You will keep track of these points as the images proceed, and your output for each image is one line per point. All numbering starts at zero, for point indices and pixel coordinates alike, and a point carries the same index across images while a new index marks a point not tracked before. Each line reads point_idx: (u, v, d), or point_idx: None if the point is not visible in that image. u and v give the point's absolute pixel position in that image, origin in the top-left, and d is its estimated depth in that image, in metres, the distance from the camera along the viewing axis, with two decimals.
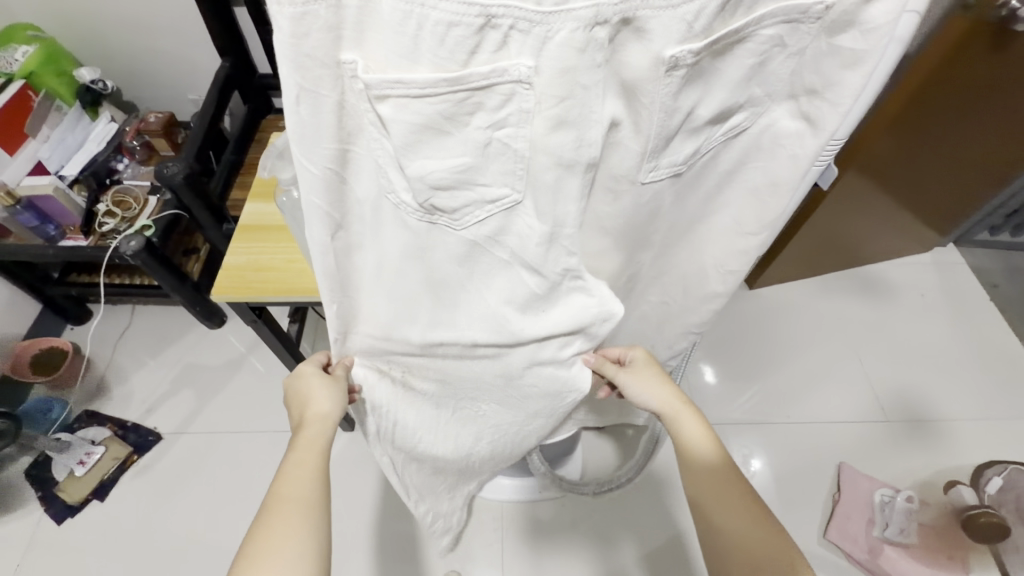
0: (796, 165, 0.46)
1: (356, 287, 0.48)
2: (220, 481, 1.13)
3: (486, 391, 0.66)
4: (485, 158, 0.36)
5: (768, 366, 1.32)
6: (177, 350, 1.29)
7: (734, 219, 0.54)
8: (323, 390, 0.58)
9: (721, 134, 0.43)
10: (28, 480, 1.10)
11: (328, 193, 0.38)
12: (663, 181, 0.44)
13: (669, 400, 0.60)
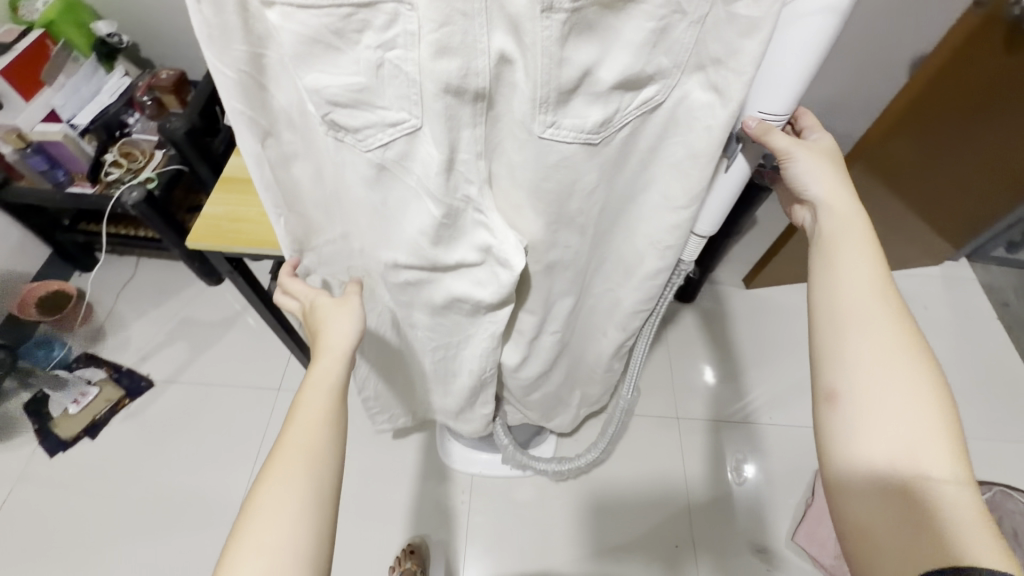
0: (710, 137, 0.47)
1: (296, 198, 0.51)
2: (202, 430, 1.17)
3: (437, 340, 0.67)
4: (379, 80, 0.38)
5: (754, 366, 1.31)
6: (175, 304, 1.33)
7: (661, 194, 0.54)
8: (339, 315, 0.54)
9: (633, 106, 0.44)
10: (26, 414, 1.16)
11: (246, 96, 0.41)
12: (573, 146, 0.44)
13: (856, 213, 0.50)
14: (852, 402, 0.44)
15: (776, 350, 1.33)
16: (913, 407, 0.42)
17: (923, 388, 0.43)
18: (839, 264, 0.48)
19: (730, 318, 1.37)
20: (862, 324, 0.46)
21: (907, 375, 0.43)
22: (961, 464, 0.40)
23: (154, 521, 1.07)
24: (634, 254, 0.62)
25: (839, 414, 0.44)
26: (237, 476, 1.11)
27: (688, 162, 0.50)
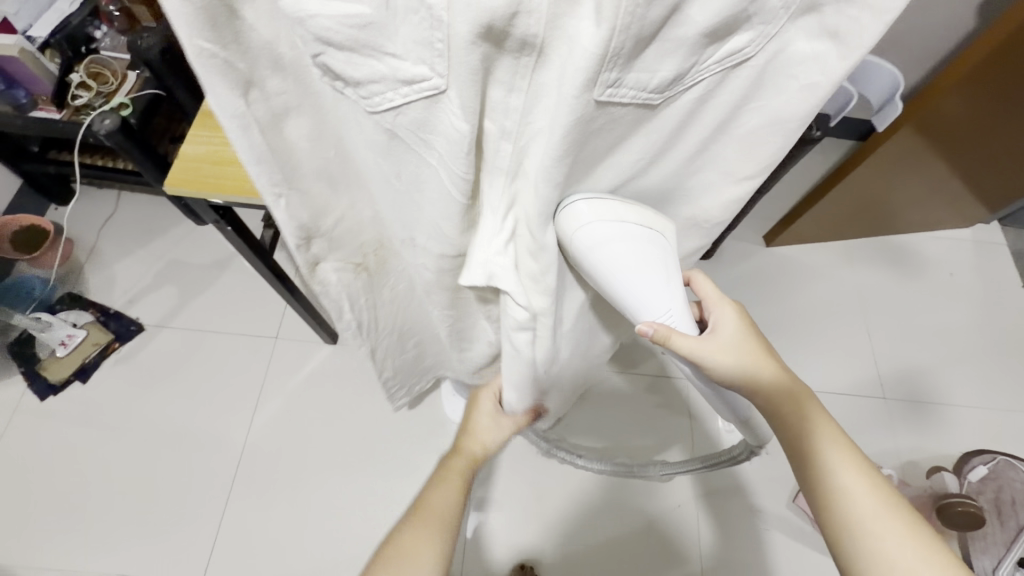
0: (806, 95, 0.42)
1: (295, 172, 0.41)
2: (197, 376, 1.12)
3: (445, 303, 0.59)
4: (391, 15, 0.29)
5: (768, 329, 1.27)
6: (164, 244, 1.25)
7: (720, 165, 0.49)
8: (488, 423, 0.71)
9: (714, 60, 0.36)
10: (12, 355, 1.10)
11: (214, 30, 0.30)
12: (631, 109, 0.36)
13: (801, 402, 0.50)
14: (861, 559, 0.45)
15: (791, 311, 1.29)
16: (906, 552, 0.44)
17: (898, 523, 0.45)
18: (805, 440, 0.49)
19: (743, 275, 1.33)
20: (839, 481, 0.47)
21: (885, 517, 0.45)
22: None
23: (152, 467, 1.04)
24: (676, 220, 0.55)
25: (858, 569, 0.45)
26: (236, 425, 1.08)
27: (763, 130, 0.45)
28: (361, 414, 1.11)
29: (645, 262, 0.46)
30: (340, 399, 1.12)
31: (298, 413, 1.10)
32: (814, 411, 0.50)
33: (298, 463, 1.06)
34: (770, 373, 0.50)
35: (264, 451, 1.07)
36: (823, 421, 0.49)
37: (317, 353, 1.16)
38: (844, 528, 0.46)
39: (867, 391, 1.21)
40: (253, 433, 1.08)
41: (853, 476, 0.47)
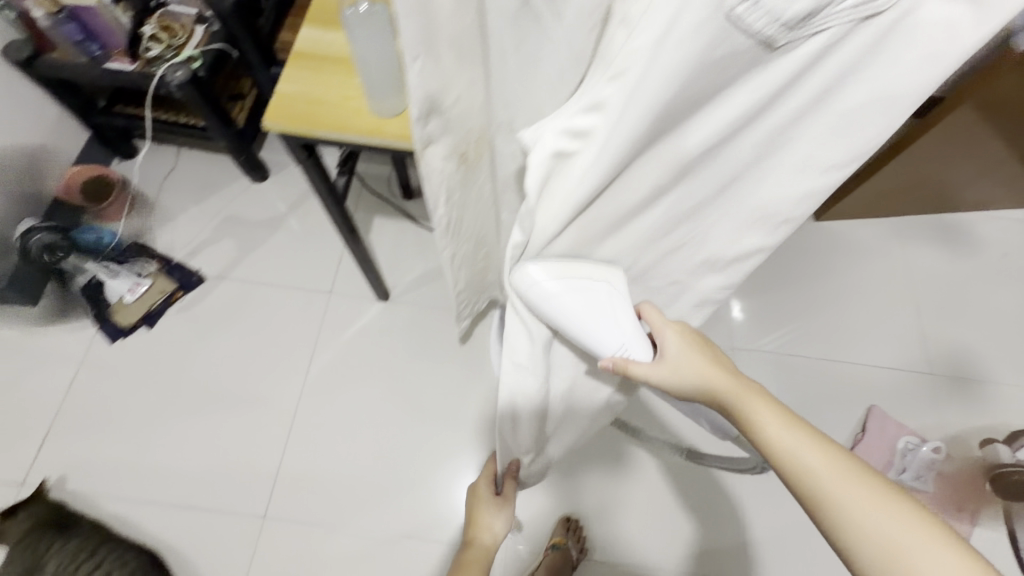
0: (924, 78, 0.35)
1: (435, 40, 0.41)
2: (255, 327, 1.17)
3: (513, 224, 0.63)
4: None
5: (813, 302, 1.27)
6: (221, 200, 1.29)
7: (805, 156, 0.42)
8: (494, 510, 0.81)
9: (846, 7, 0.31)
10: (83, 299, 1.15)
11: None
12: (747, 45, 0.33)
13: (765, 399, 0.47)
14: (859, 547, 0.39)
15: (836, 286, 1.29)
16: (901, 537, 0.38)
17: (883, 504, 0.39)
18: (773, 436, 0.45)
19: (791, 248, 1.32)
20: (806, 474, 0.42)
21: (870, 501, 0.40)
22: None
23: (216, 409, 1.10)
24: (739, 214, 0.49)
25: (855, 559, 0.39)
26: (293, 375, 1.13)
27: (860, 119, 0.39)
28: (411, 368, 1.15)
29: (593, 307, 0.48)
30: (391, 353, 1.16)
31: (352, 366, 1.14)
32: (768, 408, 0.46)
33: (353, 412, 1.11)
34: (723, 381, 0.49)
35: (320, 399, 1.11)
36: (778, 416, 0.45)
37: (369, 308, 1.20)
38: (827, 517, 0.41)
39: (913, 367, 1.20)
40: (309, 383, 1.12)
41: (813, 458, 0.42)
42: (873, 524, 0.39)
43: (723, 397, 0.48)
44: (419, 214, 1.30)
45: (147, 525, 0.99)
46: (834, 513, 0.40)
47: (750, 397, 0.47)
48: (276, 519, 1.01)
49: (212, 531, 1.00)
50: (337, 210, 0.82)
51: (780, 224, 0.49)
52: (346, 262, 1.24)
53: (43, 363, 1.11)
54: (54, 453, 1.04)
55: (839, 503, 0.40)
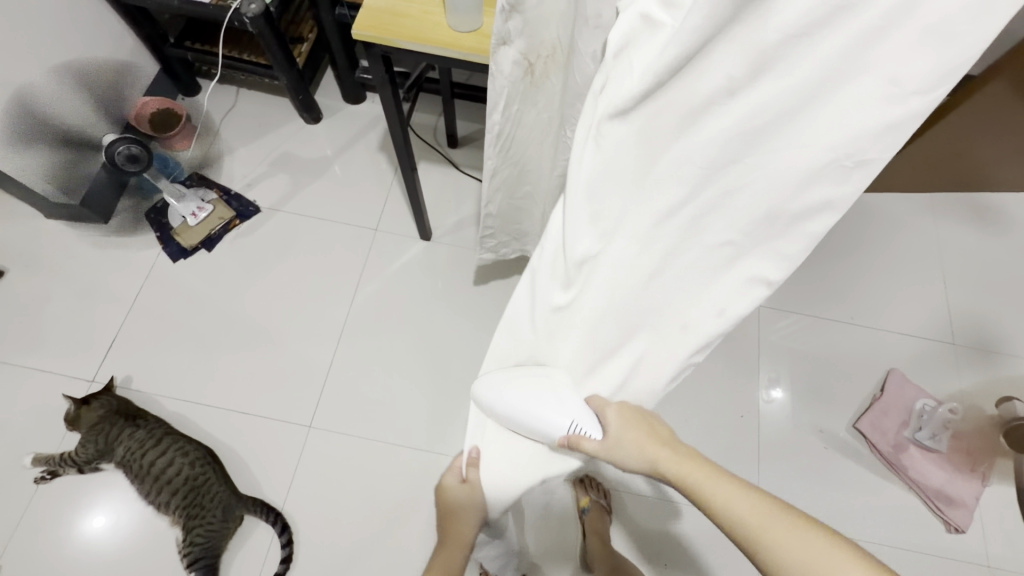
0: None
1: None
2: (305, 257, 1.24)
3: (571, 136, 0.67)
4: None
5: (840, 268, 1.29)
6: (277, 138, 1.36)
7: (886, 75, 0.35)
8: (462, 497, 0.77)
9: None
10: (148, 220, 1.25)
11: None
12: None
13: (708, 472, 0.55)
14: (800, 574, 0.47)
15: (864, 255, 1.31)
16: (811, 557, 0.47)
17: (793, 532, 0.49)
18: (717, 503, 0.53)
19: None
20: (734, 523, 0.51)
21: (784, 531, 0.49)
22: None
23: (267, 328, 1.18)
24: (802, 157, 0.41)
25: None
26: (339, 302, 1.21)
27: (956, 18, 0.31)
28: (448, 304, 1.22)
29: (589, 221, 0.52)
30: (431, 288, 1.23)
31: (393, 298, 1.22)
32: (700, 472, 0.55)
33: (393, 340, 1.18)
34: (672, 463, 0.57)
35: (363, 326, 1.19)
36: (704, 471, 0.55)
37: (412, 246, 1.26)
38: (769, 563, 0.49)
39: (934, 335, 1.23)
40: (353, 310, 1.20)
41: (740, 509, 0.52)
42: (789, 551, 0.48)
43: (663, 463, 0.57)
44: (462, 161, 1.35)
45: (206, 423, 1.09)
46: (745, 532, 0.51)
47: (692, 468, 0.56)
48: (320, 429, 1.10)
49: (262, 435, 1.09)
50: (400, 132, 0.88)
51: (846, 168, 0.40)
52: (391, 202, 1.31)
53: (113, 276, 1.20)
54: (121, 357, 1.14)
55: (770, 543, 0.49)
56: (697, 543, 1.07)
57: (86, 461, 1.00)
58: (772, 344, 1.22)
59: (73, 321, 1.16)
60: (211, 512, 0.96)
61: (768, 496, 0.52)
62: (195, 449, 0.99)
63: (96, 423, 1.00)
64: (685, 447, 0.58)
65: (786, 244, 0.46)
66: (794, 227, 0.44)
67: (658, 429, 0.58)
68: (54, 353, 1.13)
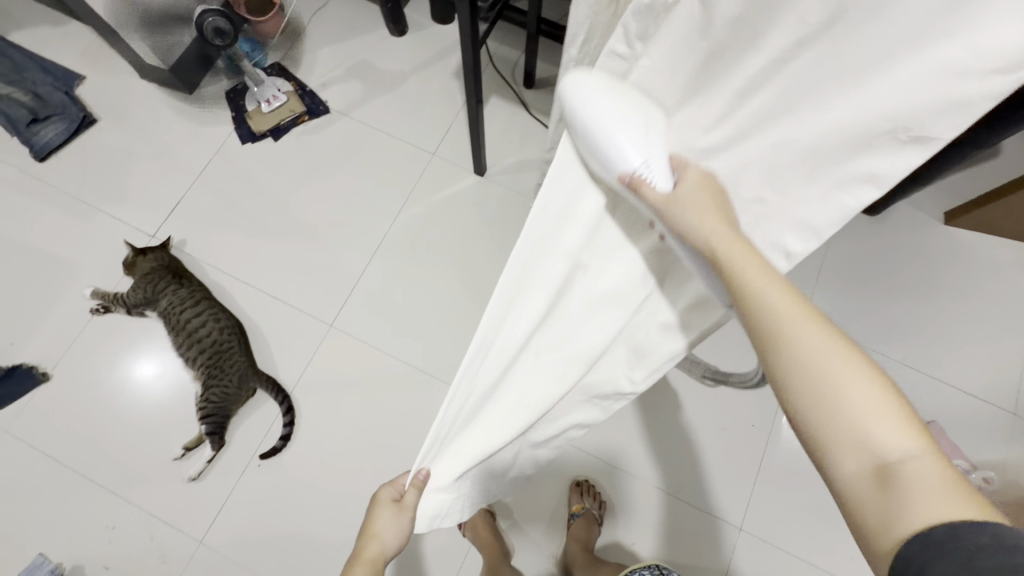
0: None
1: None
2: (361, 166, 1.27)
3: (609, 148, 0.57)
4: None
5: (908, 303, 1.18)
6: (359, 44, 1.36)
7: (975, 42, 0.32)
8: (392, 521, 0.58)
9: None
10: (226, 99, 1.31)
11: None
12: None
13: (784, 288, 0.40)
14: (846, 420, 0.37)
15: (940, 295, 1.18)
16: (864, 392, 0.37)
17: (844, 365, 0.37)
18: (782, 329, 0.39)
19: (907, 248, 1.21)
20: (780, 340, 0.39)
21: (833, 358, 0.38)
22: (910, 426, 0.36)
23: (312, 225, 1.23)
24: (853, 130, 0.38)
25: (841, 436, 0.37)
26: (382, 215, 1.23)
27: None
28: (485, 242, 1.22)
29: (628, 124, 0.41)
30: (473, 222, 1.23)
31: (434, 224, 1.23)
32: (757, 265, 0.41)
33: (425, 263, 1.20)
34: (746, 264, 0.41)
35: (400, 244, 1.21)
36: (772, 283, 0.40)
37: (464, 178, 1.26)
38: (821, 398, 0.37)
39: (993, 399, 1.11)
40: (394, 227, 1.22)
41: (800, 334, 0.39)
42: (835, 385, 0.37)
43: (713, 241, 0.42)
44: (533, 103, 1.31)
45: (243, 299, 1.17)
46: (796, 365, 0.38)
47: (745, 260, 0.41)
48: (339, 329, 1.15)
49: (288, 322, 1.15)
50: (472, 50, 0.86)
51: (900, 142, 0.37)
52: (453, 131, 1.30)
53: (186, 144, 1.28)
54: (181, 219, 1.23)
55: (819, 368, 0.38)
56: (669, 532, 1.06)
57: (134, 305, 1.09)
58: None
59: (146, 178, 1.25)
60: (229, 377, 1.04)
61: (817, 314, 0.40)
62: (227, 318, 1.07)
63: (148, 273, 1.09)
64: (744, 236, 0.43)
65: (813, 213, 0.43)
66: (830, 199, 0.42)
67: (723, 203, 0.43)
68: (126, 203, 1.23)
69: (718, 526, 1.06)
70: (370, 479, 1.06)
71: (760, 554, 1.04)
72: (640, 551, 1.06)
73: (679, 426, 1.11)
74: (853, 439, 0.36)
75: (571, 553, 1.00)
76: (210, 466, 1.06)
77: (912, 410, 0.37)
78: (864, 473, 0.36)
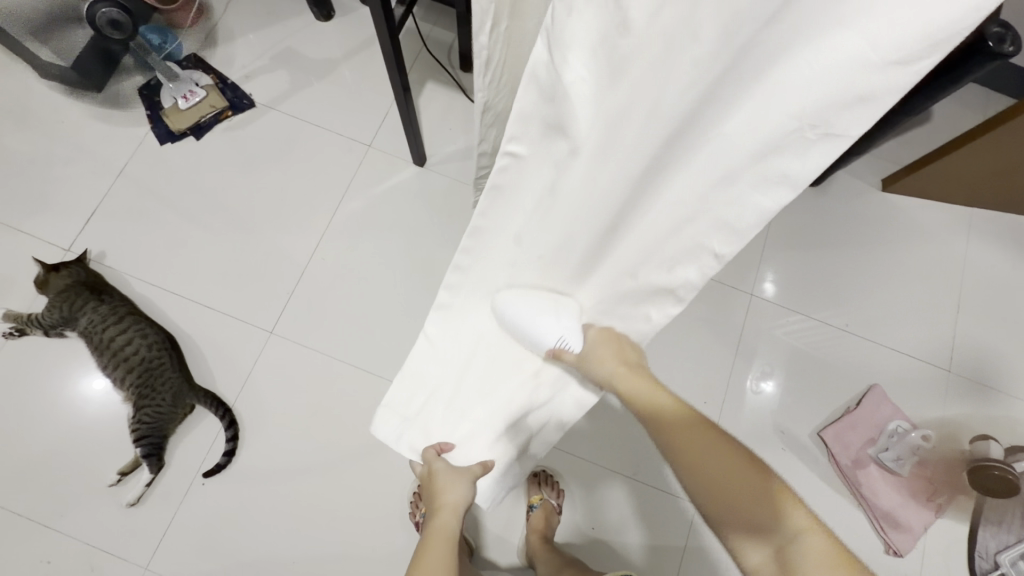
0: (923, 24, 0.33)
1: None
2: (293, 163, 1.20)
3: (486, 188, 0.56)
4: None
5: (852, 272, 1.20)
6: (283, 31, 1.27)
7: (866, 39, 0.34)
8: (454, 482, 0.68)
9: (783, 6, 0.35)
10: (139, 96, 1.21)
11: None
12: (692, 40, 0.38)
13: (678, 411, 0.58)
14: (712, 504, 0.53)
15: (875, 261, 1.21)
16: (709, 495, 0.53)
17: (721, 452, 0.54)
18: (681, 462, 0.55)
19: (850, 215, 1.23)
20: None
21: (712, 450, 0.54)
22: (791, 501, 0.51)
23: (244, 226, 1.16)
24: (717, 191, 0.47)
25: (711, 527, 0.54)
26: (319, 212, 1.17)
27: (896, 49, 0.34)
28: (429, 235, 1.18)
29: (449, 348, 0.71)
30: (415, 215, 1.19)
31: (374, 219, 1.18)
32: (652, 390, 0.60)
33: (366, 261, 1.15)
34: (664, 401, 0.60)
35: (339, 242, 1.16)
36: (686, 441, 0.56)
37: (404, 169, 1.21)
38: (701, 501, 0.54)
39: (931, 359, 1.16)
40: (332, 225, 1.17)
41: (689, 481, 0.55)
42: (664, 456, 0.58)
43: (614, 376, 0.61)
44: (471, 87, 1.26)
45: (173, 311, 1.10)
46: (686, 490, 0.55)
47: (641, 386, 0.60)
48: (280, 336, 1.10)
49: (224, 332, 1.10)
50: (388, 32, 0.80)
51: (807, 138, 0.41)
52: (390, 120, 1.24)
53: (100, 147, 1.18)
54: (99, 230, 1.14)
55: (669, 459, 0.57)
56: (629, 513, 1.07)
57: (51, 326, 1.01)
58: (772, 338, 1.16)
59: (57, 186, 1.16)
60: (161, 395, 0.98)
61: (705, 419, 0.57)
62: (155, 333, 1.01)
63: (63, 291, 1.02)
64: (644, 367, 0.62)
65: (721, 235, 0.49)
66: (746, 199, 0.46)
67: (623, 351, 0.63)
68: (35, 215, 1.14)
69: (677, 506, 1.07)
70: (324, 488, 1.03)
71: None
72: (599, 534, 1.06)
73: (636, 409, 1.11)
74: (725, 524, 0.53)
75: (531, 545, 1.00)
76: (150, 490, 1.01)
77: (788, 486, 0.52)
78: (758, 555, 0.51)
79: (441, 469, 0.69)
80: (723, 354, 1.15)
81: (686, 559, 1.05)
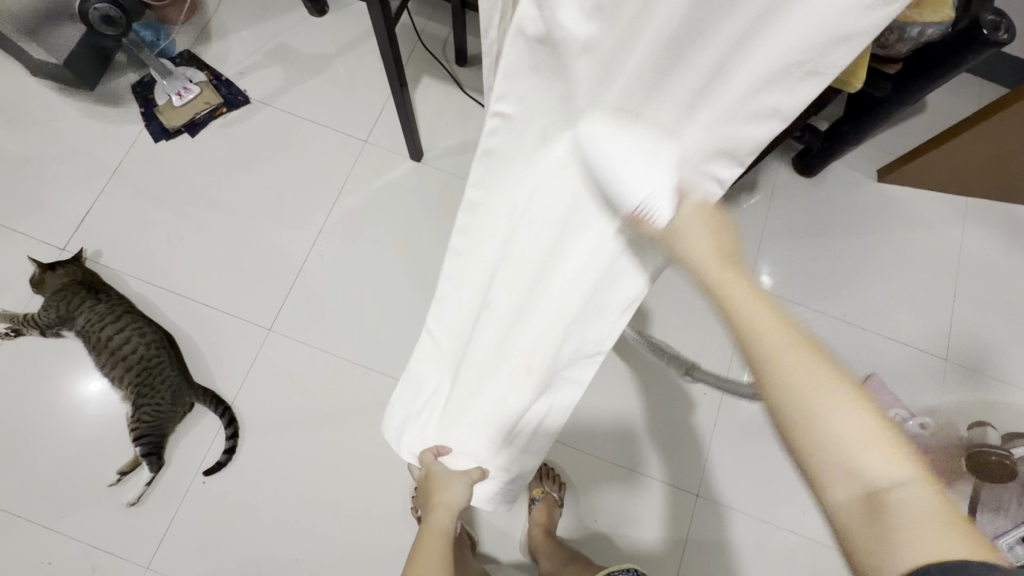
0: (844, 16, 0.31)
1: None
2: (289, 159, 1.20)
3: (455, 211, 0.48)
4: None
5: (850, 262, 1.21)
6: (277, 26, 1.27)
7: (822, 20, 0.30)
8: (454, 482, 0.73)
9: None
10: (133, 93, 1.20)
11: None
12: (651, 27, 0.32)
13: (796, 341, 0.40)
14: (826, 437, 0.38)
15: (871, 250, 1.22)
16: (814, 396, 0.38)
17: (829, 390, 0.38)
18: (797, 410, 0.39)
19: (846, 206, 1.24)
20: (774, 384, 0.39)
21: (826, 389, 0.38)
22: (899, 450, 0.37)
23: (240, 224, 1.15)
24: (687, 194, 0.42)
25: (811, 443, 0.38)
26: (316, 209, 1.17)
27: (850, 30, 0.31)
28: (427, 230, 1.17)
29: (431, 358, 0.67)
30: (413, 209, 1.18)
31: (372, 215, 1.17)
32: (795, 351, 0.39)
33: (365, 257, 1.15)
34: (791, 355, 0.39)
35: (337, 238, 1.16)
36: (808, 360, 0.39)
37: (401, 165, 1.21)
38: (799, 425, 0.39)
39: (928, 347, 1.16)
40: (330, 221, 1.16)
41: (802, 388, 0.38)
42: (779, 379, 0.39)
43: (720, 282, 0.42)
44: (467, 81, 1.26)
45: (170, 310, 1.10)
46: (786, 395, 0.39)
47: (740, 283, 0.41)
48: (279, 333, 1.10)
49: (223, 329, 1.09)
50: (385, 25, 0.80)
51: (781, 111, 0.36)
52: (386, 115, 1.24)
53: (94, 146, 1.17)
54: (95, 229, 1.13)
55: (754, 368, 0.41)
56: (631, 505, 1.07)
57: (47, 326, 1.01)
58: None
59: (52, 185, 1.15)
60: (160, 394, 0.98)
61: (807, 333, 0.40)
62: (153, 331, 1.01)
63: (59, 290, 1.01)
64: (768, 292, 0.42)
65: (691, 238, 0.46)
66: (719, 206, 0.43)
67: (724, 234, 0.43)
68: (29, 215, 1.13)
69: (678, 496, 1.08)
70: (326, 484, 1.03)
71: (715, 518, 1.07)
72: (602, 527, 1.06)
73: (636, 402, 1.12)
74: (829, 470, 0.38)
75: (534, 538, 1.00)
76: (150, 489, 1.00)
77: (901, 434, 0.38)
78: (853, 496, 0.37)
79: (440, 471, 0.73)
80: (723, 346, 1.15)
81: (688, 549, 1.06)
